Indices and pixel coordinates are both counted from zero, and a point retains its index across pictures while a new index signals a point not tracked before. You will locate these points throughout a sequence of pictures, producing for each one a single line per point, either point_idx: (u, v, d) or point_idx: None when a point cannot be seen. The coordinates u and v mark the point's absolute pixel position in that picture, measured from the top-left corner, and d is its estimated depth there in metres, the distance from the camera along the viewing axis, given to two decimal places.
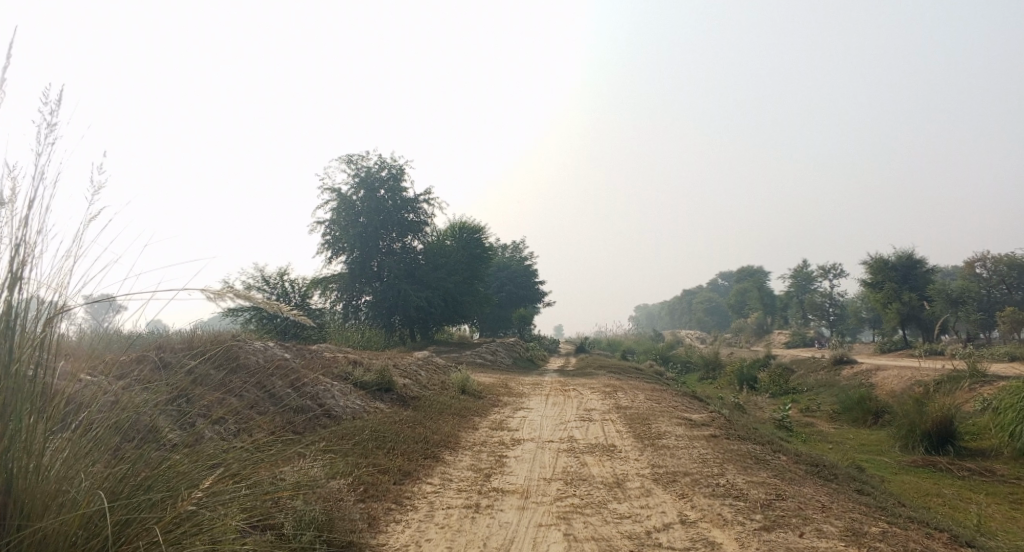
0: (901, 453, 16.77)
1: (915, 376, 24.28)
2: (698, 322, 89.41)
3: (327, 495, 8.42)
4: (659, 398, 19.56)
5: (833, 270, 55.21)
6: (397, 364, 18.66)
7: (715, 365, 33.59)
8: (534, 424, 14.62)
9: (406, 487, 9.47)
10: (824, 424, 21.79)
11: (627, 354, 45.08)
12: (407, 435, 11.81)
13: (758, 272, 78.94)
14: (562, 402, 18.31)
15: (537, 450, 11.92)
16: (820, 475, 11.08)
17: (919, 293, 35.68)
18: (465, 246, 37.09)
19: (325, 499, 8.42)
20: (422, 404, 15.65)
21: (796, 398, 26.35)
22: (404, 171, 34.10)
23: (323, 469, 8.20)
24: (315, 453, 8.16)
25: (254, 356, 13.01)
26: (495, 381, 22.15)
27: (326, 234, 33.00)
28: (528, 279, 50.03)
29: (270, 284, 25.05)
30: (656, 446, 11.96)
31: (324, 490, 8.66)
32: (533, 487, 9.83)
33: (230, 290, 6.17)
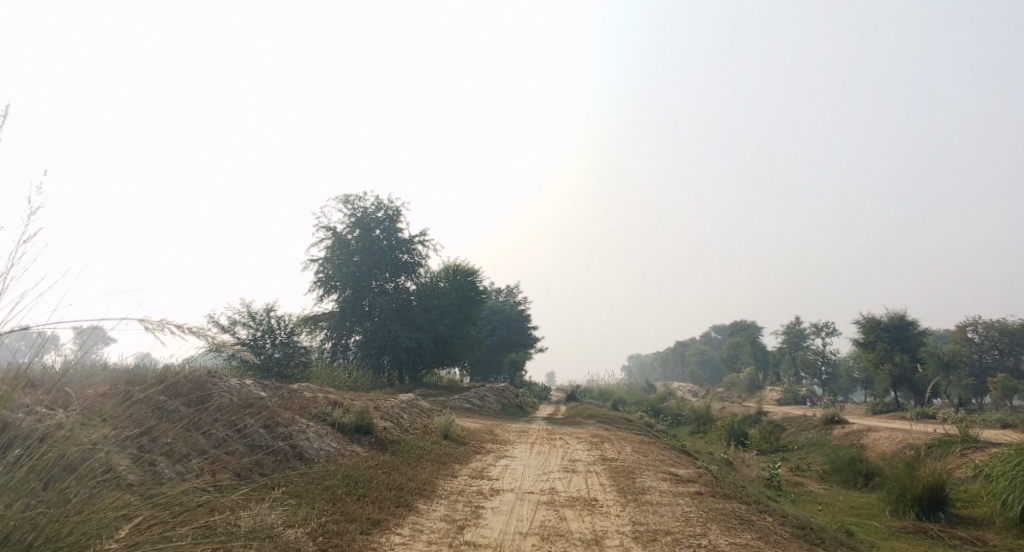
0: (890, 518, 16.34)
1: (907, 438, 23.85)
2: (690, 375, 88.75)
3: (282, 545, 8.01)
4: (647, 451, 19.15)
5: (825, 328, 54.88)
6: (380, 406, 18.25)
7: (706, 419, 33.11)
8: (516, 474, 14.20)
9: (373, 537, 9.06)
10: (813, 484, 21.32)
11: (618, 404, 44.47)
12: (381, 481, 11.41)
13: (751, 326, 78.56)
14: (547, 451, 17.88)
15: (515, 501, 11.50)
16: (806, 539, 10.65)
17: (911, 354, 35.37)
18: (457, 289, 36.78)
19: (281, 549, 8.02)
20: (401, 449, 15.23)
21: (786, 456, 25.85)
22: (401, 213, 33.96)
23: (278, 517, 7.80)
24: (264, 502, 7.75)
25: (227, 392, 12.62)
26: (480, 427, 21.69)
27: (318, 271, 32.73)
28: (520, 324, 49.62)
29: (257, 320, 24.69)
30: (639, 502, 11.55)
31: (281, 539, 8.27)
32: (507, 541, 9.41)
33: (171, 320, 5.93)
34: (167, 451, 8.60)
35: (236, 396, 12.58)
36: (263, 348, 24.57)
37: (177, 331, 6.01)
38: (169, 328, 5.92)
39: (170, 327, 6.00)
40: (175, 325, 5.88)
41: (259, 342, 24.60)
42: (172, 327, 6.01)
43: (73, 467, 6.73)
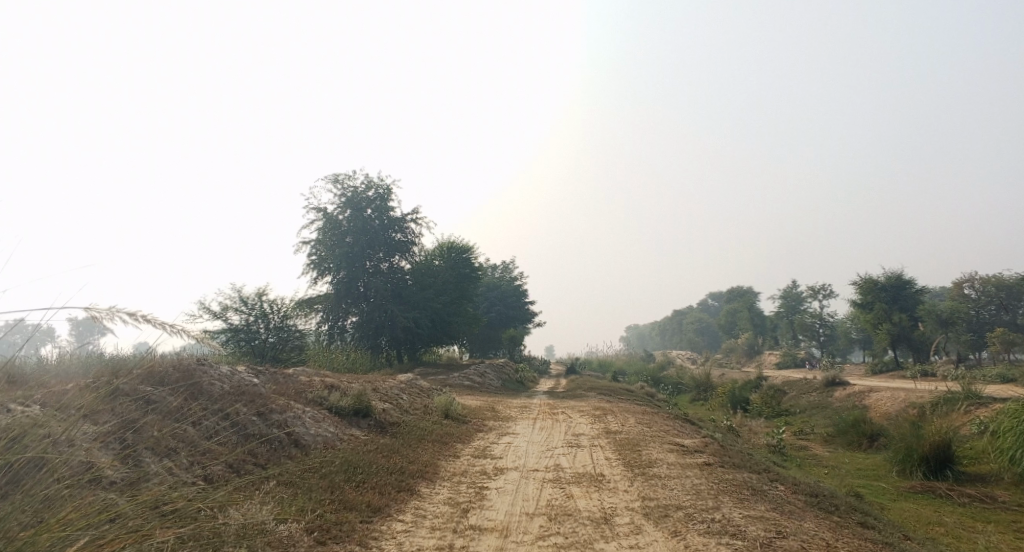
0: (897, 479, 16.08)
1: (909, 398, 23.61)
2: (689, 343, 88.73)
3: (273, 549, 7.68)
4: (650, 421, 18.83)
5: (822, 290, 54.56)
6: (378, 388, 17.89)
7: (707, 386, 32.88)
8: (519, 451, 13.85)
9: (374, 526, 8.73)
10: (819, 447, 21.06)
11: (618, 375, 44.33)
12: (380, 465, 11.07)
13: (748, 291, 78.37)
14: (550, 426, 17.57)
15: (520, 480, 11.15)
16: (820, 507, 10.35)
17: (909, 314, 35.11)
18: (453, 266, 36.31)
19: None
20: (401, 431, 14.88)
21: (789, 420, 25.64)
22: (392, 191, 33.39)
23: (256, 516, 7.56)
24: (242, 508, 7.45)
25: (218, 380, 12.20)
26: (480, 404, 21.37)
27: (312, 254, 32.26)
28: (517, 299, 49.21)
29: (249, 305, 24.13)
30: (647, 476, 11.22)
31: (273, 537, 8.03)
32: (513, 524, 9.07)
33: (121, 309, 5.97)
34: (150, 449, 8.32)
35: (228, 384, 12.16)
36: (257, 334, 24.14)
37: (129, 319, 6.05)
38: (120, 316, 5.96)
39: (123, 316, 6.03)
40: (125, 312, 5.92)
41: (252, 328, 24.13)
42: (123, 317, 6.05)
43: (44, 464, 6.52)
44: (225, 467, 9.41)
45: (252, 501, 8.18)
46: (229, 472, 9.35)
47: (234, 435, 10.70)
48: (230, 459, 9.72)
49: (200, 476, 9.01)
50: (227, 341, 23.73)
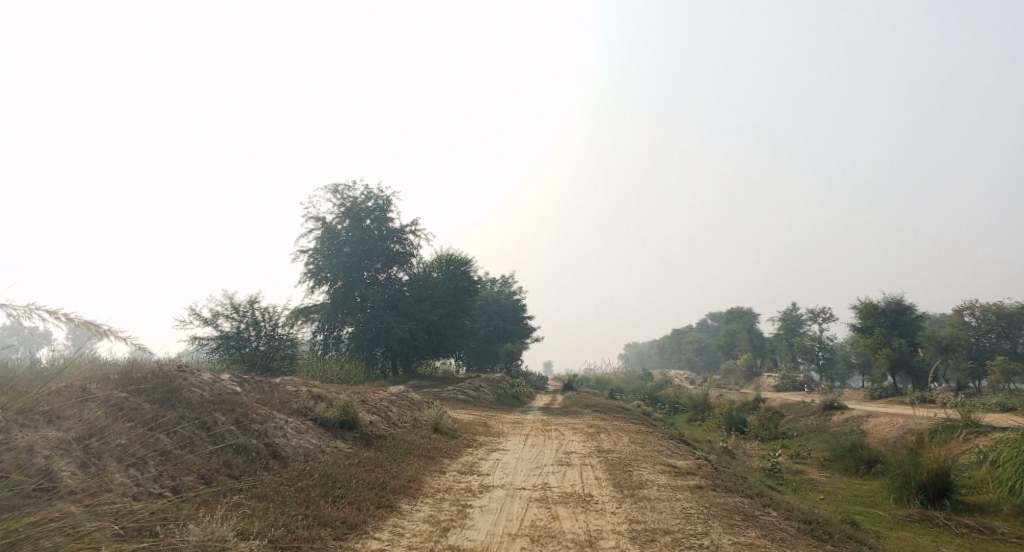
0: (894, 507, 15.69)
1: (908, 424, 23.21)
2: (688, 363, 88.32)
3: None
4: (643, 441, 18.44)
5: (821, 313, 54.17)
6: (367, 400, 17.52)
7: (704, 406, 32.49)
8: (507, 468, 13.46)
9: (348, 543, 8.39)
10: (815, 472, 20.68)
11: (615, 393, 43.93)
12: (361, 479, 10.71)
13: (747, 312, 77.97)
14: (541, 443, 17.19)
15: (505, 499, 10.79)
16: (814, 534, 9.99)
17: (909, 339, 34.75)
18: (451, 279, 35.96)
19: None
20: (387, 444, 14.51)
21: (786, 444, 25.27)
22: (392, 202, 33.12)
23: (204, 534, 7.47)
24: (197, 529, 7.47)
25: (198, 385, 11.84)
26: (472, 418, 20.98)
27: (309, 262, 31.98)
28: (515, 314, 48.83)
29: (240, 311, 23.79)
30: (636, 498, 10.86)
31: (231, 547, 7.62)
32: (495, 544, 8.72)
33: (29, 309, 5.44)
34: (113, 460, 8.06)
35: (208, 391, 11.79)
36: (248, 341, 23.81)
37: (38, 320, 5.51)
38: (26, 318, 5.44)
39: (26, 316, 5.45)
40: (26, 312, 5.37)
41: (243, 335, 23.82)
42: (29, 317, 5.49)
43: None
44: (194, 479, 9.09)
45: (216, 518, 7.87)
46: (199, 484, 9.03)
47: (209, 444, 10.35)
48: (201, 469, 9.39)
49: (168, 487, 8.69)
50: (217, 348, 23.42)
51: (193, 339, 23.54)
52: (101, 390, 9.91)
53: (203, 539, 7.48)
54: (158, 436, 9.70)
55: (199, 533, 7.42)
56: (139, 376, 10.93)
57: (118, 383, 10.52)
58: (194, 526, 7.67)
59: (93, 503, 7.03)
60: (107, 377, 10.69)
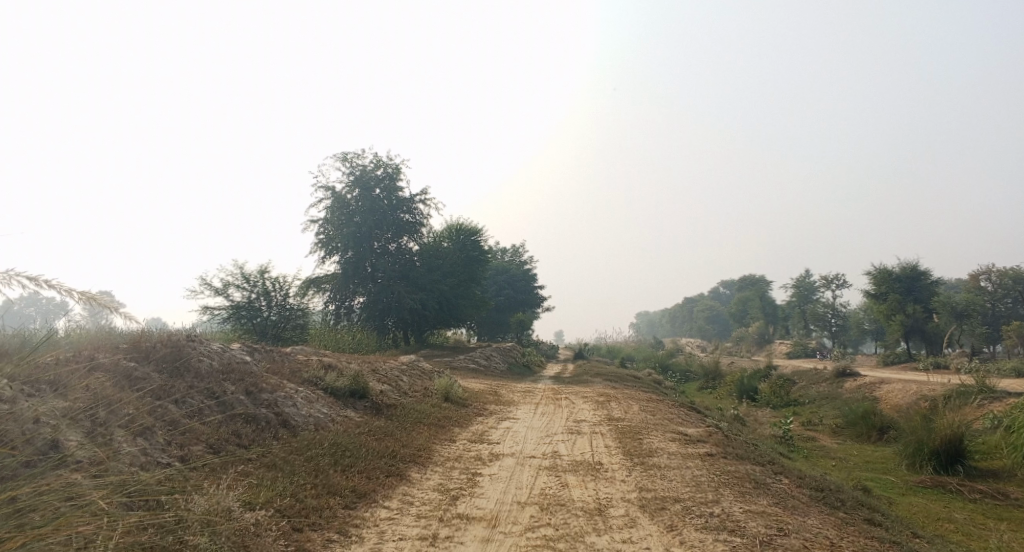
0: (907, 473, 15.62)
1: (921, 390, 23.06)
2: (700, 331, 88.23)
3: (240, 535, 7.40)
4: (655, 409, 18.39)
5: (835, 280, 53.77)
6: (377, 369, 17.52)
7: (715, 374, 32.43)
8: (517, 436, 13.44)
9: (357, 512, 8.38)
10: (827, 438, 20.62)
11: (626, 361, 43.95)
12: (371, 448, 10.69)
13: (760, 280, 77.54)
14: (552, 412, 17.17)
15: (515, 467, 10.77)
16: (826, 502, 9.92)
17: (923, 305, 34.45)
18: (461, 248, 35.82)
19: (239, 538, 7.39)
20: (398, 413, 14.52)
21: (798, 411, 25.20)
22: (401, 171, 32.92)
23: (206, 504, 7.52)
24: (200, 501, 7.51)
25: (208, 355, 11.83)
26: (483, 387, 20.99)
27: (319, 233, 31.93)
28: (526, 283, 48.76)
29: (251, 282, 23.73)
30: (646, 465, 10.83)
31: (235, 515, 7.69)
32: (504, 513, 8.69)
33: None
34: (120, 430, 8.06)
35: (218, 360, 11.76)
36: (260, 311, 23.76)
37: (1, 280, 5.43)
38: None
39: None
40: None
41: (255, 305, 23.77)
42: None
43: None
44: (203, 448, 9.08)
45: (221, 489, 7.84)
46: (208, 454, 9.02)
47: (218, 413, 10.35)
48: (210, 439, 9.38)
49: (176, 457, 8.69)
50: (229, 318, 23.45)
51: (204, 310, 23.61)
52: (110, 360, 9.92)
53: (208, 511, 7.49)
54: (167, 406, 9.70)
55: (204, 503, 7.43)
56: (149, 346, 10.93)
57: (128, 353, 10.52)
58: (201, 496, 7.69)
59: (97, 475, 7.05)
60: (117, 347, 10.71)
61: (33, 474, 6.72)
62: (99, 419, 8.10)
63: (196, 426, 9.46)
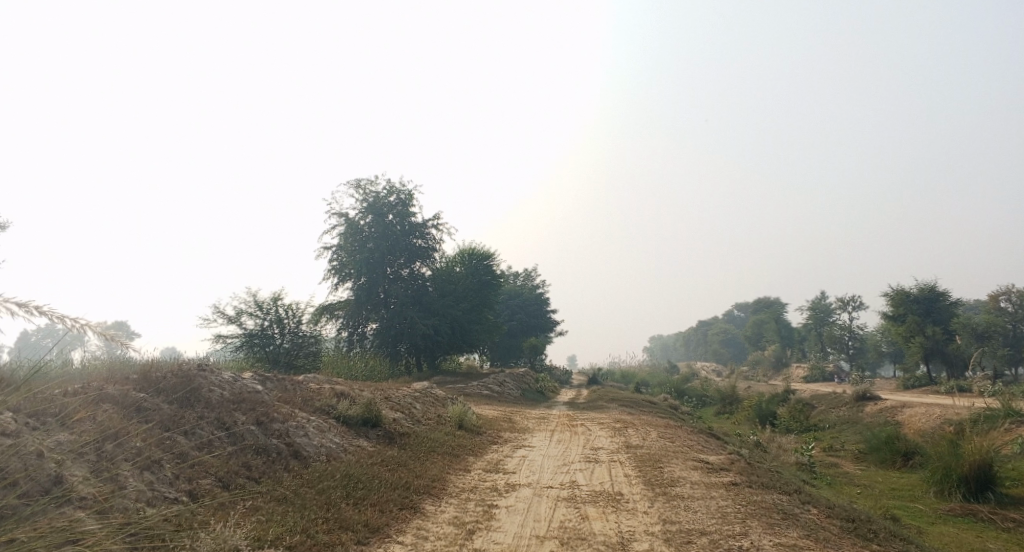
0: (936, 501, 15.11)
1: (946, 414, 22.53)
2: (715, 355, 87.50)
3: None
4: (673, 435, 17.98)
5: (851, 302, 53.14)
6: (390, 396, 17.22)
7: (732, 398, 31.94)
8: (534, 465, 13.10)
9: (370, 548, 8.06)
10: (849, 464, 20.12)
11: (641, 386, 43.48)
12: (384, 479, 10.37)
13: (775, 302, 76.85)
14: (568, 439, 16.80)
15: (532, 498, 10.42)
16: (858, 534, 9.51)
17: (943, 327, 33.89)
18: (474, 273, 35.56)
19: None
20: (412, 442, 14.20)
21: (818, 436, 24.69)
22: (414, 197, 32.78)
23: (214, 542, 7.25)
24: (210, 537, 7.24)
25: (219, 384, 11.57)
26: (498, 414, 20.63)
27: (332, 259, 31.80)
28: (539, 308, 48.40)
29: (264, 309, 23.57)
30: (669, 496, 10.46)
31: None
32: (522, 548, 8.35)
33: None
34: (124, 465, 7.78)
35: (229, 389, 11.49)
36: (272, 338, 23.59)
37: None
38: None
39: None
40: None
41: (267, 332, 23.60)
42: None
43: None
44: (213, 482, 8.71)
45: (228, 527, 7.52)
46: (218, 487, 8.65)
47: (228, 445, 10.07)
48: (219, 471, 8.97)
49: (184, 490, 8.30)
50: (241, 346, 23.24)
51: (217, 338, 23.44)
52: (118, 391, 9.67)
53: (214, 550, 7.16)
54: (176, 437, 9.41)
55: (211, 543, 7.11)
56: (158, 377, 10.67)
57: (137, 384, 10.28)
58: (206, 533, 7.39)
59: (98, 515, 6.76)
60: (126, 378, 10.47)
61: (34, 510, 6.42)
62: (105, 453, 7.81)
63: (204, 459, 9.11)
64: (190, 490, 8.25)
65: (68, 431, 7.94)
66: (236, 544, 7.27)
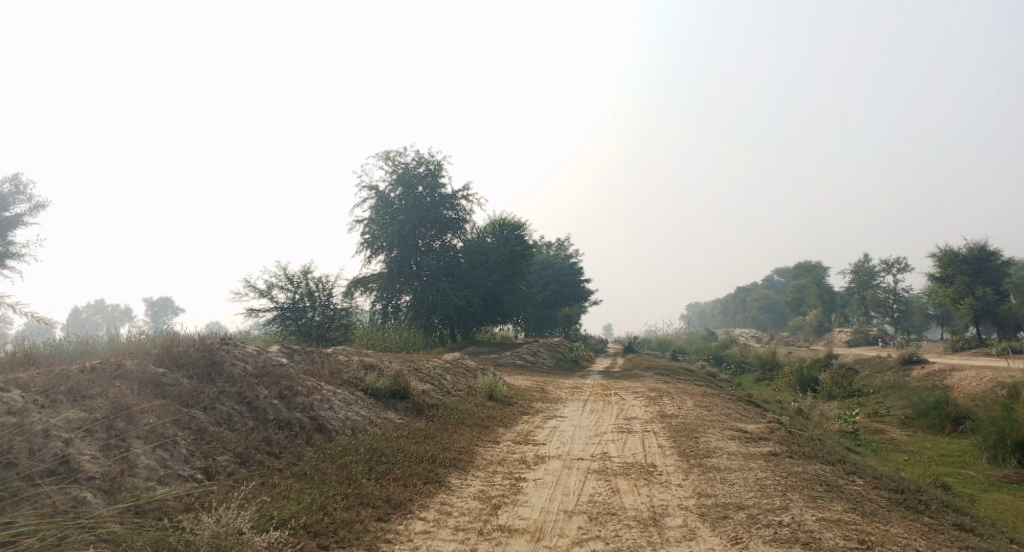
0: (987, 467, 14.46)
1: (997, 378, 21.69)
2: (754, 321, 86.10)
3: None
4: (710, 404, 17.44)
5: (896, 264, 51.65)
6: (420, 368, 16.90)
7: (772, 364, 31.23)
8: (565, 436, 12.72)
9: (391, 525, 7.76)
10: (895, 430, 19.45)
11: (678, 354, 42.92)
12: (409, 452, 10.04)
13: (816, 266, 75.32)
14: (602, 409, 16.39)
15: (561, 470, 10.03)
16: (908, 505, 8.98)
17: (993, 287, 32.75)
18: (507, 243, 35.05)
19: None
20: (440, 414, 13.89)
21: (862, 401, 24.01)
22: (443, 167, 32.26)
23: (216, 524, 6.96)
24: (214, 519, 6.96)
25: (242, 357, 11.26)
26: (531, 384, 20.27)
27: (364, 232, 31.59)
28: (574, 277, 47.79)
29: (295, 283, 23.31)
30: (704, 468, 9.99)
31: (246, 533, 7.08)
32: (548, 524, 7.97)
33: None
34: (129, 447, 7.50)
35: (252, 363, 11.18)
36: (304, 312, 23.39)
37: None
38: None
39: None
40: None
41: (299, 306, 23.37)
42: None
43: None
44: (230, 458, 8.31)
45: (234, 507, 7.22)
46: (235, 464, 8.29)
47: (250, 420, 9.78)
48: (239, 447, 8.54)
49: (199, 468, 7.95)
50: (274, 320, 23.09)
51: (250, 312, 23.34)
52: (137, 367, 9.41)
53: (216, 534, 6.87)
54: (196, 413, 9.14)
55: (212, 526, 6.86)
56: (180, 350, 10.39)
57: (157, 359, 10.03)
58: (210, 515, 7.11)
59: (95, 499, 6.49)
60: (149, 353, 10.23)
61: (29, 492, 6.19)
62: (111, 432, 7.55)
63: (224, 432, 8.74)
64: (201, 468, 7.92)
65: (79, 408, 7.72)
66: (241, 527, 6.95)
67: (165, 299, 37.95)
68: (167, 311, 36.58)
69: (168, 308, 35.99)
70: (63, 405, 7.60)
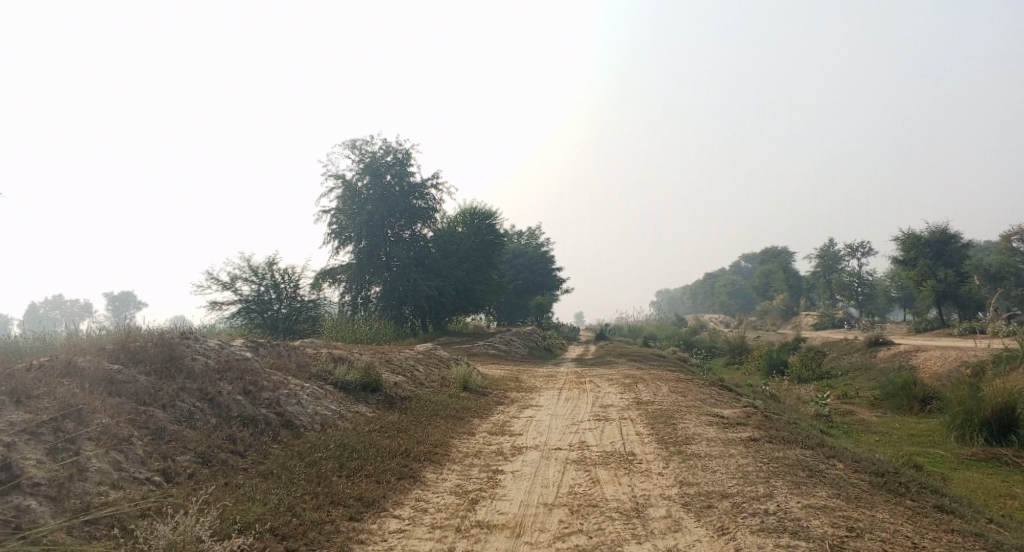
0: (957, 446, 14.46)
1: (962, 358, 21.86)
2: (722, 306, 86.73)
3: None
4: (685, 390, 17.29)
5: (860, 248, 52.15)
6: (391, 359, 16.53)
7: (742, 348, 31.33)
8: (540, 426, 12.45)
9: (364, 524, 7.44)
10: (865, 411, 19.50)
11: (649, 340, 42.98)
12: (381, 447, 9.70)
13: (782, 250, 75.95)
14: (576, 397, 16.16)
15: (539, 462, 9.77)
16: (890, 488, 8.86)
17: (955, 269, 33.10)
18: (477, 232, 34.67)
19: None
20: (412, 406, 13.55)
21: (831, 383, 24.11)
22: (411, 156, 31.76)
23: (172, 532, 6.58)
24: (170, 526, 6.58)
25: (205, 351, 10.82)
26: (504, 373, 20.01)
27: (332, 223, 31.04)
28: (544, 265, 47.59)
29: (260, 275, 22.73)
30: (684, 455, 9.79)
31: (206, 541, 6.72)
32: (528, 518, 7.71)
33: None
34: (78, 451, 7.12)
35: (215, 358, 10.73)
36: (270, 304, 22.86)
37: None
38: None
39: None
40: None
41: (265, 298, 22.82)
42: None
43: None
44: (192, 458, 7.91)
45: (194, 513, 6.85)
46: (197, 464, 7.90)
47: (213, 418, 9.38)
48: (201, 446, 8.13)
49: (157, 470, 7.54)
50: (239, 313, 22.54)
51: (215, 306, 22.78)
52: (91, 364, 8.98)
53: (173, 543, 6.52)
54: (155, 412, 8.73)
55: (168, 534, 6.51)
56: (137, 346, 9.95)
57: (113, 356, 9.59)
58: (167, 523, 6.74)
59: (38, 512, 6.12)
60: (103, 349, 9.78)
61: None
62: (57, 437, 7.16)
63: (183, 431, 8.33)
64: (158, 470, 7.53)
65: (25, 410, 7.32)
66: (200, 535, 6.59)
67: (129, 294, 37.18)
68: (131, 306, 35.80)
69: (132, 303, 35.23)
70: (7, 410, 7.19)
